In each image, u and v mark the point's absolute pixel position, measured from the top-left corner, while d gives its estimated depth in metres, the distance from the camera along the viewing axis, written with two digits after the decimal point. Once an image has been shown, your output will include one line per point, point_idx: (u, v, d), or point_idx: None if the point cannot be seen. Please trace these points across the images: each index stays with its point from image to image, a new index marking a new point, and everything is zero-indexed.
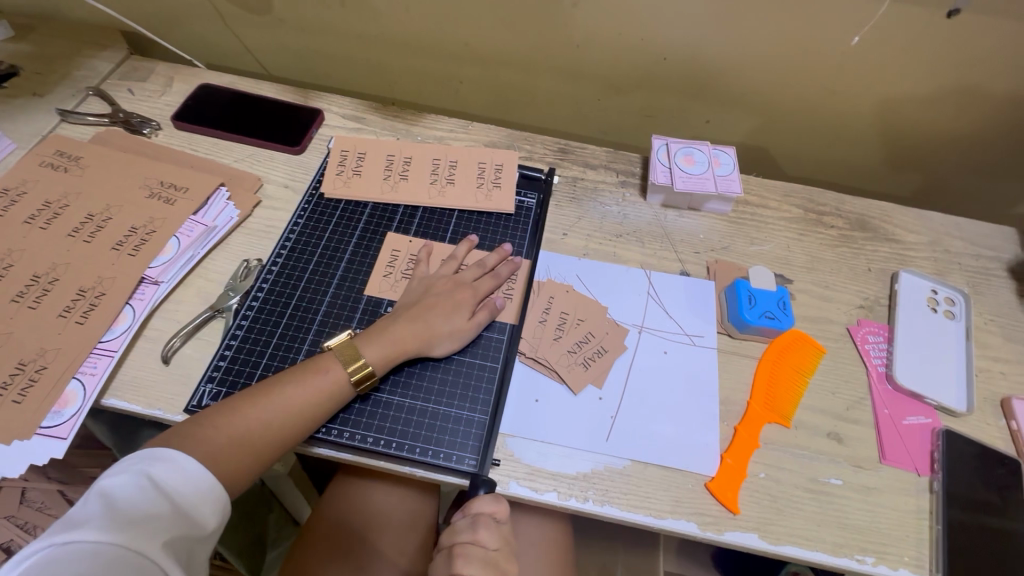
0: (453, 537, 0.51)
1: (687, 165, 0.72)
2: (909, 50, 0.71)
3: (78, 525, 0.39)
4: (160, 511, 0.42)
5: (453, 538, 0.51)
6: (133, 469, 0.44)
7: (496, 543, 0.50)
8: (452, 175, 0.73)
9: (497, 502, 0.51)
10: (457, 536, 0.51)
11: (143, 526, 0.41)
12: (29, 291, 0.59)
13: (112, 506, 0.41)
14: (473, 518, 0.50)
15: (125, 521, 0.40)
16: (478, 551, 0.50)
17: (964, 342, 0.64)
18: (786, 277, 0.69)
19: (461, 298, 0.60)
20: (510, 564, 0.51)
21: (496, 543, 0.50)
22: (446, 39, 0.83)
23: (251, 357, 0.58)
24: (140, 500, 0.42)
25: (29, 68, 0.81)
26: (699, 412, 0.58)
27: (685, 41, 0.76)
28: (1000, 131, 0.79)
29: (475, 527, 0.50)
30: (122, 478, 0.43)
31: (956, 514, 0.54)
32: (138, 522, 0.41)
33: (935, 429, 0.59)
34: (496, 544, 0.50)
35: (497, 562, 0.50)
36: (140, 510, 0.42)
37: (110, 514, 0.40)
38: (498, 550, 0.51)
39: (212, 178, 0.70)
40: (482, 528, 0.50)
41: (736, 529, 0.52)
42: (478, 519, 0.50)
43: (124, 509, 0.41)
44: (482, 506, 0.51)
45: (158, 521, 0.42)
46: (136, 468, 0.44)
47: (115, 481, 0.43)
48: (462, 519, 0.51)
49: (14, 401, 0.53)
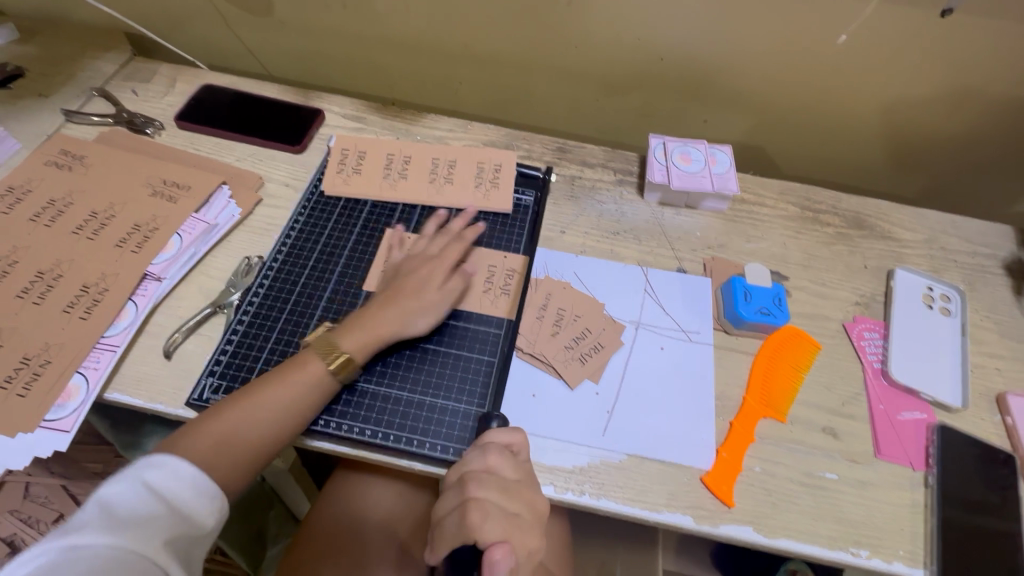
0: (463, 466, 0.49)
1: (684, 164, 0.73)
2: (902, 51, 0.72)
3: (77, 530, 0.40)
4: (158, 514, 0.43)
5: (463, 468, 0.49)
6: (128, 477, 0.45)
7: (512, 470, 0.49)
8: (451, 174, 0.74)
9: (511, 433, 0.51)
10: (468, 465, 0.49)
11: (142, 528, 0.41)
12: (33, 287, 0.60)
13: (109, 512, 0.42)
14: (481, 446, 0.50)
15: (124, 524, 0.41)
16: (492, 477, 0.48)
17: (960, 339, 0.64)
18: (782, 274, 0.70)
19: (429, 272, 0.61)
20: (533, 492, 0.49)
21: (515, 474, 0.49)
22: (445, 40, 0.84)
23: (251, 351, 0.59)
24: (137, 505, 0.43)
25: (35, 69, 0.82)
26: (695, 407, 0.59)
27: (681, 41, 0.77)
28: (996, 129, 0.80)
29: (486, 455, 0.49)
30: (118, 486, 0.44)
31: (950, 508, 0.54)
32: (136, 525, 0.41)
33: (930, 424, 0.59)
34: (512, 473, 0.49)
35: (515, 489, 0.48)
36: (137, 514, 0.42)
37: (108, 518, 0.41)
38: (517, 479, 0.49)
39: (214, 177, 0.71)
40: (495, 454, 0.49)
41: (731, 522, 0.53)
42: (488, 447, 0.50)
43: (128, 512, 0.42)
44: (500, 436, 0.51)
45: (156, 523, 0.42)
46: (131, 475, 0.45)
47: (112, 489, 0.43)
48: (474, 451, 0.50)
49: (19, 394, 0.54)
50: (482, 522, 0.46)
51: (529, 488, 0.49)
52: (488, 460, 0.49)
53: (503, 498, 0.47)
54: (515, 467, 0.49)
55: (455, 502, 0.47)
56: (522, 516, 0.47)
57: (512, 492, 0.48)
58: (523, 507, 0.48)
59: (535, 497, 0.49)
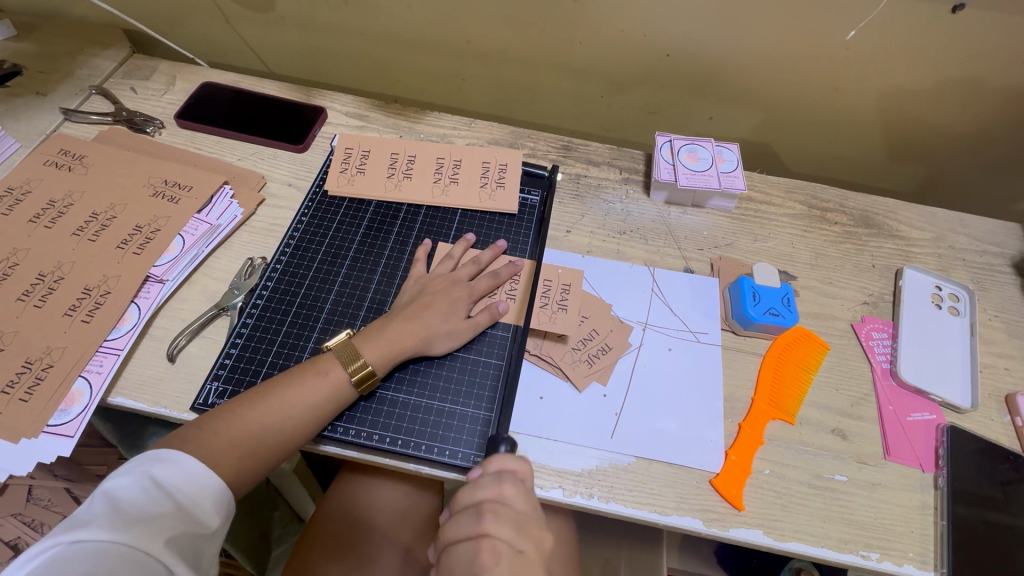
0: (476, 494, 0.47)
1: (691, 162, 0.72)
2: (912, 46, 0.71)
3: (84, 524, 0.39)
4: (165, 510, 0.43)
5: (475, 494, 0.47)
6: (134, 470, 0.44)
7: (524, 504, 0.48)
8: (456, 175, 0.73)
9: (516, 460, 0.50)
10: (481, 493, 0.47)
11: (148, 523, 0.41)
12: (35, 290, 0.59)
13: (115, 507, 0.41)
14: (496, 474, 0.48)
15: (132, 518, 0.41)
16: (506, 509, 0.47)
17: (968, 339, 0.64)
18: (790, 274, 0.69)
19: (458, 296, 0.61)
20: (539, 530, 0.48)
21: (523, 506, 0.47)
22: (449, 36, 0.83)
23: (256, 356, 0.59)
24: (143, 500, 0.42)
25: (32, 67, 0.81)
26: (704, 409, 0.58)
27: (687, 37, 0.76)
28: (1005, 126, 0.79)
29: (498, 483, 0.48)
30: (125, 479, 0.43)
31: (961, 509, 0.54)
32: (143, 521, 0.41)
33: (939, 425, 0.59)
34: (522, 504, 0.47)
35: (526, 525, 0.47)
36: (143, 510, 0.42)
37: (115, 513, 0.41)
38: (526, 513, 0.48)
39: (216, 177, 0.70)
40: (508, 483, 0.48)
41: (741, 525, 0.52)
42: (504, 475, 0.48)
43: (129, 509, 0.41)
44: (503, 463, 0.49)
45: (161, 518, 0.42)
46: (138, 469, 0.44)
47: (117, 483, 0.43)
48: (486, 476, 0.49)
49: (21, 399, 0.53)
50: (494, 562, 0.44)
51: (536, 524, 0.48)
52: (501, 491, 0.47)
53: (515, 535, 0.46)
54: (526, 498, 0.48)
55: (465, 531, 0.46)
56: (528, 555, 0.46)
57: (522, 529, 0.46)
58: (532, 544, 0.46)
59: (541, 535, 0.48)
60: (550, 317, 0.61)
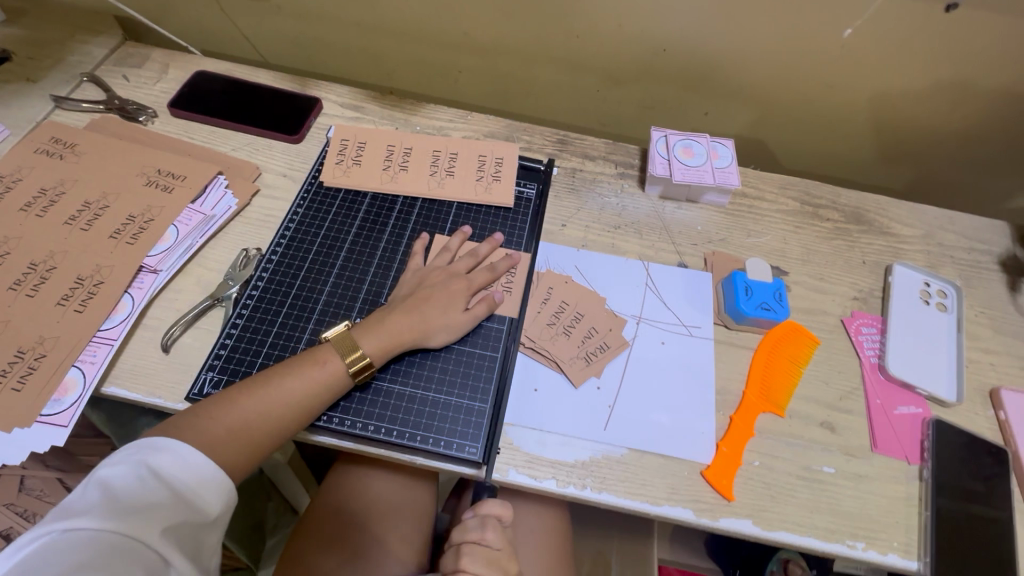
0: (463, 535, 0.54)
1: (686, 157, 0.73)
2: (906, 45, 0.71)
3: (79, 514, 0.39)
4: (161, 500, 0.43)
5: (462, 536, 0.54)
6: (132, 458, 0.44)
7: (501, 544, 0.53)
8: (452, 167, 0.73)
9: (501, 506, 0.57)
10: (467, 534, 0.54)
11: (142, 513, 0.41)
12: (26, 279, 0.59)
13: (111, 496, 0.41)
14: (482, 518, 0.55)
15: (126, 509, 0.41)
16: (483, 548, 0.52)
17: (955, 335, 0.65)
18: (782, 269, 0.70)
19: (455, 289, 0.61)
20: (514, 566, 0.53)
21: (501, 544, 0.53)
22: (446, 27, 0.83)
23: (251, 346, 0.59)
24: (138, 489, 0.43)
25: (21, 53, 0.79)
26: (696, 402, 0.59)
27: (684, 31, 0.76)
28: (995, 125, 0.80)
29: (482, 528, 0.54)
30: (122, 467, 0.43)
31: (944, 500, 0.55)
32: (138, 511, 0.41)
33: (925, 419, 0.60)
34: (500, 544, 0.53)
35: (501, 562, 0.52)
36: (138, 499, 0.42)
37: (110, 502, 0.41)
38: (504, 549, 0.53)
39: (211, 167, 0.70)
40: (490, 527, 0.54)
41: (731, 515, 0.53)
42: (487, 519, 0.54)
43: (123, 499, 0.41)
44: (490, 508, 0.56)
45: (156, 507, 0.42)
46: (136, 457, 0.44)
47: (114, 471, 0.43)
48: (473, 520, 0.55)
49: (14, 388, 0.53)
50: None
51: (510, 560, 0.53)
52: (483, 532, 0.53)
53: (488, 569, 0.51)
54: (503, 538, 0.54)
55: (451, 566, 0.52)
56: None
57: (496, 564, 0.52)
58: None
59: (514, 570, 0.53)
60: (551, 337, 0.61)
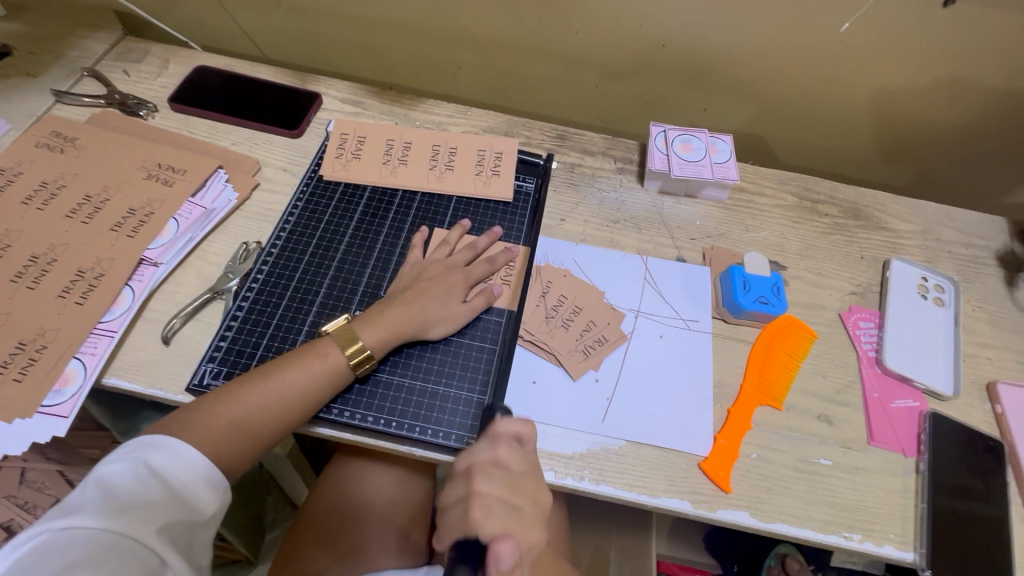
0: (472, 457, 0.47)
1: (685, 152, 0.73)
2: (904, 40, 0.72)
3: (77, 511, 0.39)
4: (158, 498, 0.43)
5: (470, 459, 0.47)
6: (129, 457, 0.44)
7: (520, 464, 0.47)
8: (451, 162, 0.73)
9: (520, 424, 0.50)
10: (479, 455, 0.47)
11: (142, 511, 0.41)
12: (28, 271, 0.59)
13: (110, 493, 0.41)
14: (494, 437, 0.48)
15: (124, 506, 0.41)
16: (501, 469, 0.46)
17: (952, 329, 0.65)
18: (780, 264, 0.70)
19: (454, 281, 0.61)
20: (537, 488, 0.47)
21: (521, 466, 0.47)
22: (446, 22, 0.83)
23: (251, 338, 0.59)
24: (136, 487, 0.43)
25: (22, 47, 0.80)
26: (694, 394, 0.59)
27: (684, 27, 0.76)
28: (993, 121, 0.80)
29: (495, 446, 0.47)
30: (119, 465, 0.43)
31: (940, 493, 0.55)
32: (137, 509, 0.41)
33: (922, 412, 0.60)
34: (518, 465, 0.47)
35: (522, 484, 0.46)
36: (137, 497, 0.42)
37: (108, 500, 0.41)
38: (523, 471, 0.47)
39: (211, 161, 0.70)
40: (505, 446, 0.47)
41: (728, 507, 0.53)
42: (498, 438, 0.48)
43: (122, 496, 0.41)
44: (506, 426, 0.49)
45: (155, 505, 0.42)
46: (133, 455, 0.45)
47: (111, 470, 0.43)
48: (481, 442, 0.48)
49: (15, 379, 0.53)
50: (484, 519, 0.42)
51: (533, 482, 0.47)
52: (497, 451, 0.47)
53: (507, 493, 0.45)
54: (522, 459, 0.48)
55: (460, 498, 0.44)
56: (525, 511, 0.45)
57: (517, 487, 0.46)
58: (527, 501, 0.46)
59: (539, 493, 0.47)
60: (549, 330, 0.61)
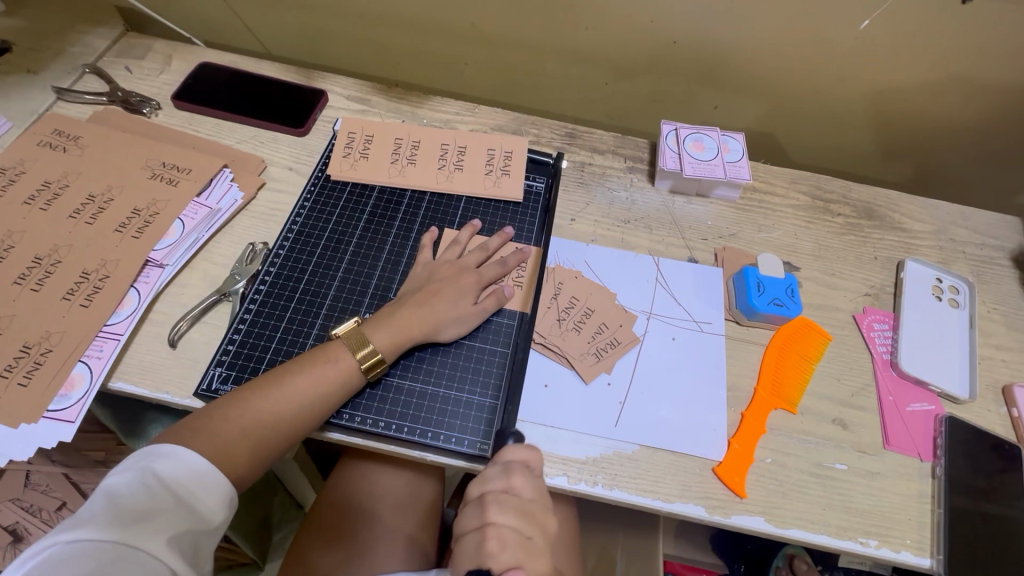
0: (483, 486, 0.47)
1: (696, 151, 0.72)
2: (921, 38, 0.70)
3: (82, 524, 0.38)
4: (164, 507, 0.42)
5: (483, 487, 0.47)
6: (135, 466, 0.43)
7: (530, 492, 0.47)
8: (460, 161, 0.72)
9: (527, 450, 0.50)
10: (490, 484, 0.47)
11: (146, 522, 0.40)
12: (31, 273, 0.58)
13: (115, 504, 0.40)
14: (504, 465, 0.48)
15: (130, 518, 0.40)
16: (512, 497, 0.46)
17: (968, 331, 0.65)
18: (794, 265, 0.69)
19: (465, 283, 0.60)
20: (548, 516, 0.47)
21: (532, 493, 0.47)
22: (453, 18, 0.82)
23: (260, 342, 0.58)
24: (142, 496, 0.42)
25: (22, 43, 0.78)
26: (708, 398, 0.59)
27: (696, 23, 0.75)
28: (1007, 119, 0.79)
29: (506, 474, 0.47)
30: (125, 475, 0.43)
31: (958, 497, 0.55)
32: (142, 521, 0.40)
33: (938, 416, 0.59)
34: (530, 493, 0.47)
35: (533, 512, 0.46)
36: (143, 507, 0.41)
37: (113, 512, 0.40)
38: (534, 498, 0.47)
39: (216, 160, 0.69)
40: (517, 474, 0.47)
41: (743, 513, 0.53)
42: (511, 466, 0.48)
43: (128, 507, 0.41)
44: (513, 454, 0.49)
45: (160, 516, 0.41)
46: (139, 464, 0.44)
47: (117, 479, 0.42)
48: (493, 469, 0.48)
49: (20, 384, 0.53)
50: (498, 550, 0.43)
51: (544, 510, 0.47)
52: (509, 480, 0.47)
53: (520, 521, 0.45)
54: (534, 486, 0.48)
55: (474, 524, 0.45)
56: (536, 540, 0.45)
57: (528, 514, 0.46)
58: (538, 530, 0.46)
59: (548, 521, 0.47)
60: (562, 333, 0.60)
